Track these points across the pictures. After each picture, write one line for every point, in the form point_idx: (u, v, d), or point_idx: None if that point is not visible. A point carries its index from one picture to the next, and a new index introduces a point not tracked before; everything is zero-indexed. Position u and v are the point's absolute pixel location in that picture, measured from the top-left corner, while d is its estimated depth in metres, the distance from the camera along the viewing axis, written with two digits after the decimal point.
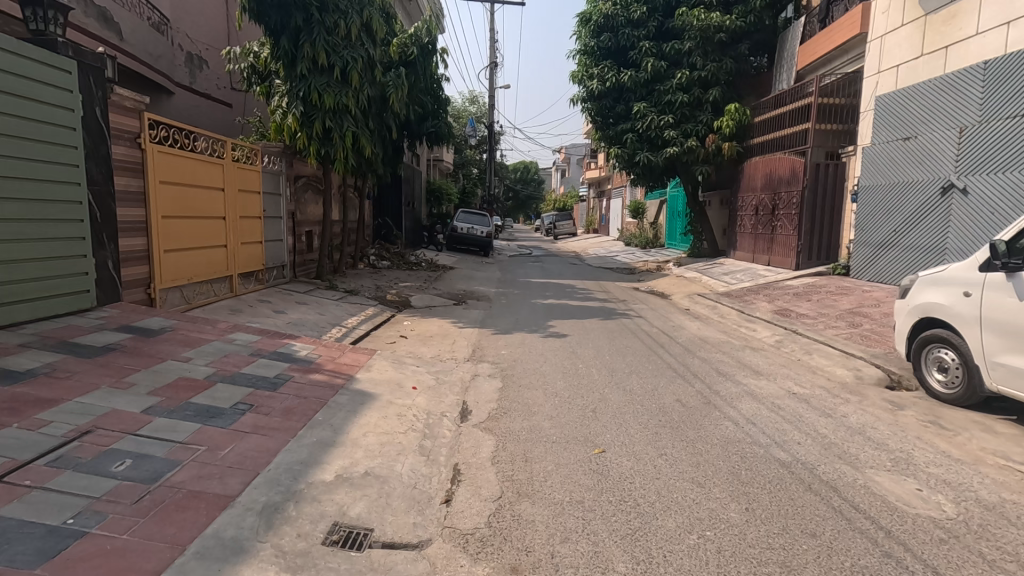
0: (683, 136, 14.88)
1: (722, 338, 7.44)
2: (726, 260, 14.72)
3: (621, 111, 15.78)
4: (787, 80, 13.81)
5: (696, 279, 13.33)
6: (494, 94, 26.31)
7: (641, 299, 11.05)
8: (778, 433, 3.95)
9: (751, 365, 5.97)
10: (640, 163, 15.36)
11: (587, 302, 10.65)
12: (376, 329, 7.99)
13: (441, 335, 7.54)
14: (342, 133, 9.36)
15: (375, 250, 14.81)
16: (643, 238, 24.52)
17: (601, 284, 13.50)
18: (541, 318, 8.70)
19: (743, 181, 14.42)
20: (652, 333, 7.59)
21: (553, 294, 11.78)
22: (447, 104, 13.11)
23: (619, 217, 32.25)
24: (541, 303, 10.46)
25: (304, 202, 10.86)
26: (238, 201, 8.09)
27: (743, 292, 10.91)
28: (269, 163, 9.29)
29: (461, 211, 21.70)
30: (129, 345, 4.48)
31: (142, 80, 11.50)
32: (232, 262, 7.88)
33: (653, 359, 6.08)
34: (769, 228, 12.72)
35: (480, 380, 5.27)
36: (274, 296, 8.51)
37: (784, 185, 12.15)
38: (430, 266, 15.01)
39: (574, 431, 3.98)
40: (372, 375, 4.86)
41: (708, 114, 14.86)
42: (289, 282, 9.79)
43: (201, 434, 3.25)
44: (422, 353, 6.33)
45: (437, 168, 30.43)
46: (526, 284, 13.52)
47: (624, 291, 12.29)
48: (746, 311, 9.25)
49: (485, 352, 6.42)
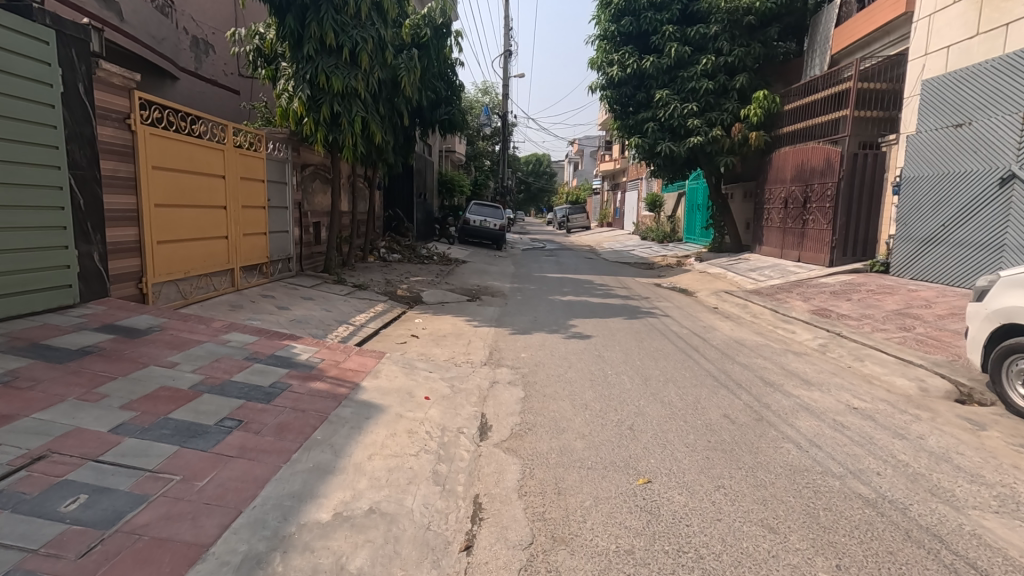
0: (707, 125, 14.19)
1: (759, 340, 6.85)
2: (751, 256, 14.05)
3: (642, 99, 15.11)
4: (820, 65, 13.07)
5: (720, 275, 12.70)
6: (507, 83, 25.68)
7: (664, 296, 10.46)
8: (851, 461, 3.38)
9: (799, 372, 5.39)
10: (661, 153, 14.71)
11: (608, 299, 10.09)
12: (385, 328, 7.48)
13: (454, 335, 7.03)
14: (351, 118, 8.82)
15: (385, 242, 14.32)
16: (660, 231, 23.82)
17: (620, 280, 12.93)
18: (561, 317, 8.15)
19: (770, 172, 13.72)
20: (683, 334, 7.01)
21: (572, 289, 11.23)
22: (460, 91, 12.54)
23: (634, 210, 31.53)
24: (559, 300, 9.91)
25: (311, 192, 10.37)
26: (240, 189, 7.61)
27: (774, 290, 10.27)
28: (274, 150, 8.78)
29: (473, 203, 21.18)
30: (109, 347, 4.00)
31: (145, 64, 11.06)
32: (233, 254, 7.40)
33: (688, 364, 5.51)
34: (800, 222, 12.04)
35: (500, 387, 4.75)
36: (279, 291, 8.03)
37: (817, 176, 11.46)
38: (442, 259, 14.51)
39: (611, 455, 3.43)
40: (380, 383, 4.35)
41: (734, 101, 14.15)
42: (295, 276, 9.32)
43: (176, 461, 2.75)
44: (433, 356, 5.82)
45: (449, 159, 29.92)
46: (541, 279, 12.97)
47: (646, 287, 11.70)
48: (781, 310, 8.63)
49: (503, 354, 5.90)
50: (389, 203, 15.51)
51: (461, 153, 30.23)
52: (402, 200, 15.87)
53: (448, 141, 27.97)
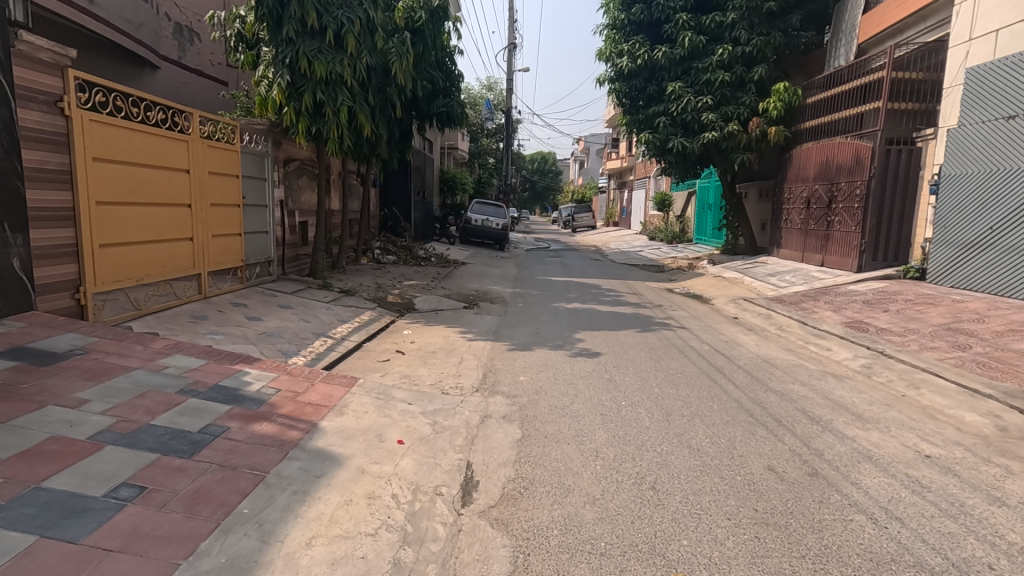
0: (723, 120, 13.34)
1: (792, 359, 6.01)
2: (769, 259, 13.18)
3: (653, 92, 14.28)
4: (845, 55, 12.19)
5: (737, 280, 11.86)
6: (512, 78, 24.83)
7: (677, 304, 9.63)
8: (949, 545, 2.56)
9: (848, 404, 4.56)
10: (673, 149, 13.89)
11: (617, 306, 9.27)
12: (368, 341, 6.69)
13: (445, 350, 6.22)
14: (337, 107, 8.04)
15: (380, 242, 13.53)
16: (669, 232, 22.94)
17: (629, 285, 12.08)
18: (566, 328, 7.32)
19: (790, 170, 12.84)
20: (704, 352, 6.19)
21: (578, 295, 10.40)
22: (459, 81, 11.73)
23: (641, 209, 30.66)
24: (563, 308, 9.09)
25: (296, 189, 9.60)
26: (209, 184, 6.85)
27: (798, 297, 9.42)
28: (252, 143, 8.01)
29: (476, 201, 20.38)
30: (3, 379, 3.22)
31: (121, 51, 10.31)
32: (199, 258, 6.64)
33: (715, 393, 4.69)
34: (824, 224, 11.17)
35: (492, 425, 3.93)
36: (253, 298, 7.25)
37: (844, 174, 10.59)
38: (440, 261, 13.71)
39: (630, 533, 2.62)
40: (343, 423, 3.53)
41: (752, 94, 13.29)
42: (276, 280, 8.54)
43: (27, 563, 1.96)
44: (417, 381, 5.02)
45: (451, 156, 29.13)
46: (545, 283, 12.14)
47: (657, 293, 10.89)
48: (810, 322, 7.79)
49: (498, 378, 5.08)
50: (384, 202, 14.66)
51: (464, 151, 29.45)
52: (399, 198, 15.06)
53: (451, 138, 27.18)
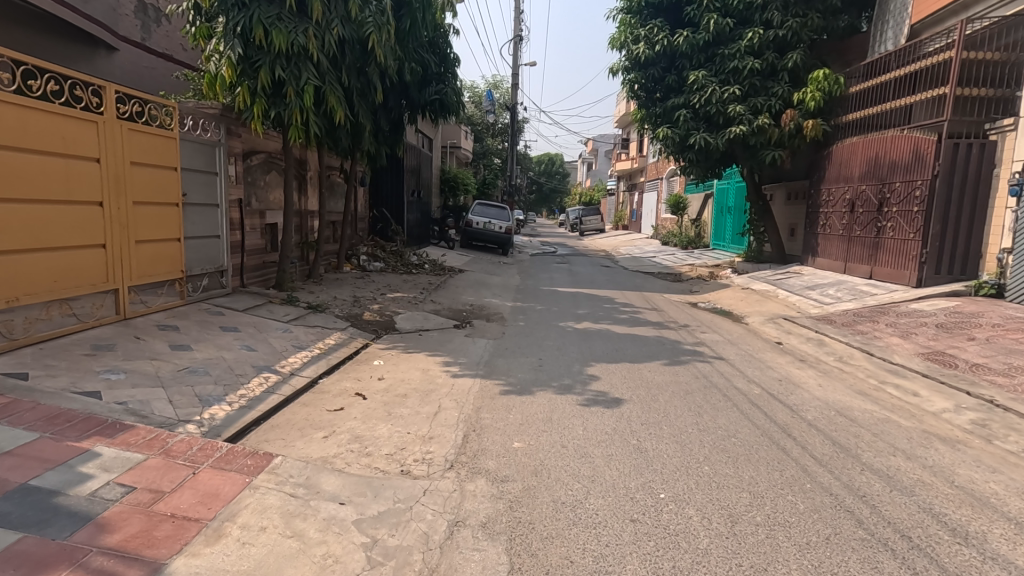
0: (751, 112, 11.97)
1: (873, 410, 4.57)
2: (803, 269, 11.72)
3: (672, 82, 12.93)
4: (894, 39, 10.76)
5: (770, 293, 10.41)
6: (517, 72, 23.49)
7: (706, 323, 8.22)
8: None
9: (989, 497, 3.12)
10: (695, 145, 12.52)
11: (635, 326, 7.84)
12: (325, 376, 5.31)
13: (421, 392, 4.83)
14: (301, 87, 6.68)
15: (368, 247, 12.20)
16: (684, 236, 21.48)
17: (646, 297, 10.66)
18: (576, 357, 5.91)
19: (828, 169, 11.41)
20: (755, 396, 4.78)
21: (588, 310, 8.99)
22: (456, 65, 10.35)
23: (653, 212, 29.21)
24: (572, 327, 7.67)
25: (261, 186, 8.26)
26: (134, 178, 5.52)
27: (850, 317, 7.97)
28: (200, 130, 6.66)
29: (477, 203, 19.04)
30: None
31: (70, 29, 9.05)
32: (116, 269, 5.31)
33: (791, 475, 3.27)
34: (873, 230, 9.71)
35: (462, 545, 2.53)
36: (189, 319, 5.89)
37: (900, 173, 9.14)
38: (434, 268, 12.34)
39: None
40: (208, 564, 2.13)
41: (785, 84, 11.88)
42: (230, 295, 7.18)
43: None
44: (370, 449, 3.61)
45: (454, 156, 27.90)
46: (550, 294, 10.74)
47: (680, 309, 9.47)
48: (875, 351, 6.35)
49: (483, 443, 3.68)
50: (374, 202, 13.29)
51: (468, 150, 28.21)
52: (392, 198, 13.68)
53: (454, 135, 25.87)
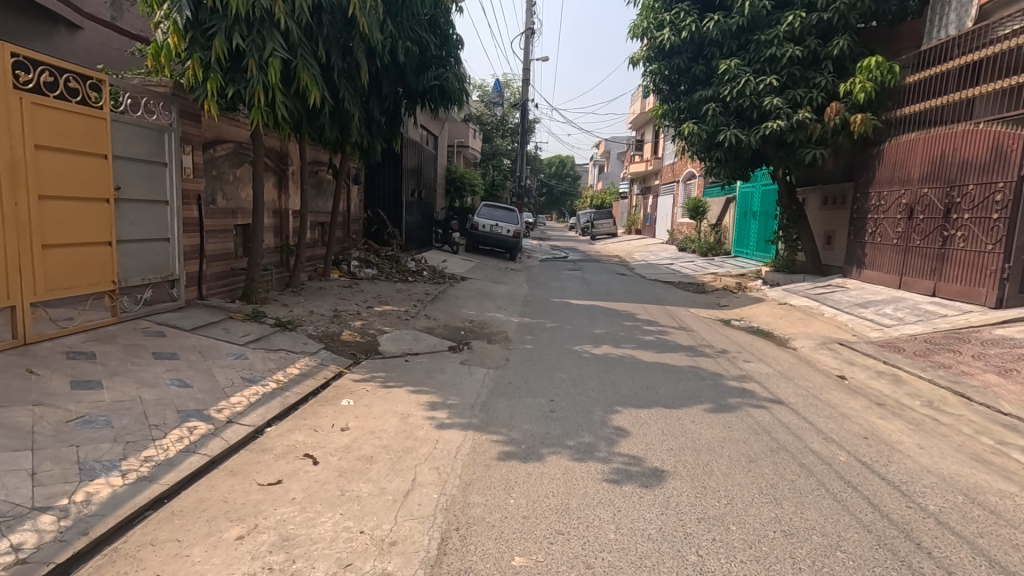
0: (789, 106, 10.70)
1: (1012, 492, 3.31)
2: (847, 283, 10.42)
3: (700, 72, 11.69)
4: (958, 22, 9.46)
5: (813, 310, 9.11)
6: (529, 68, 22.24)
7: (747, 348, 6.97)
8: None
9: None
10: (725, 143, 11.28)
11: (665, 351, 6.60)
12: (274, 425, 4.12)
13: (392, 453, 3.62)
14: (265, 60, 5.50)
15: (361, 251, 11.03)
16: (704, 242, 20.17)
17: (671, 313, 9.39)
18: (597, 399, 4.68)
19: (878, 170, 10.11)
20: (843, 467, 3.53)
21: (607, 329, 7.76)
22: (459, 47, 9.18)
23: (669, 216, 27.87)
24: (589, 352, 6.44)
25: (229, 182, 7.10)
26: (41, 166, 4.39)
27: (921, 344, 6.68)
28: (144, 111, 5.51)
29: (484, 204, 17.84)
30: None
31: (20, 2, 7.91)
32: (11, 280, 4.18)
33: None
34: (938, 240, 8.42)
35: None
36: (115, 343, 4.74)
37: (974, 174, 7.85)
38: (433, 276, 11.16)
39: None
40: None
41: (829, 73, 10.58)
42: (181, 310, 6.02)
43: None
44: (298, 569, 2.40)
45: (463, 156, 26.74)
46: (562, 308, 9.53)
47: (712, 329, 8.20)
48: (972, 393, 5.07)
49: (467, 559, 2.48)
50: (369, 201, 12.12)
51: (476, 150, 27.09)
52: (391, 197, 12.50)
53: (460, 134, 24.79)
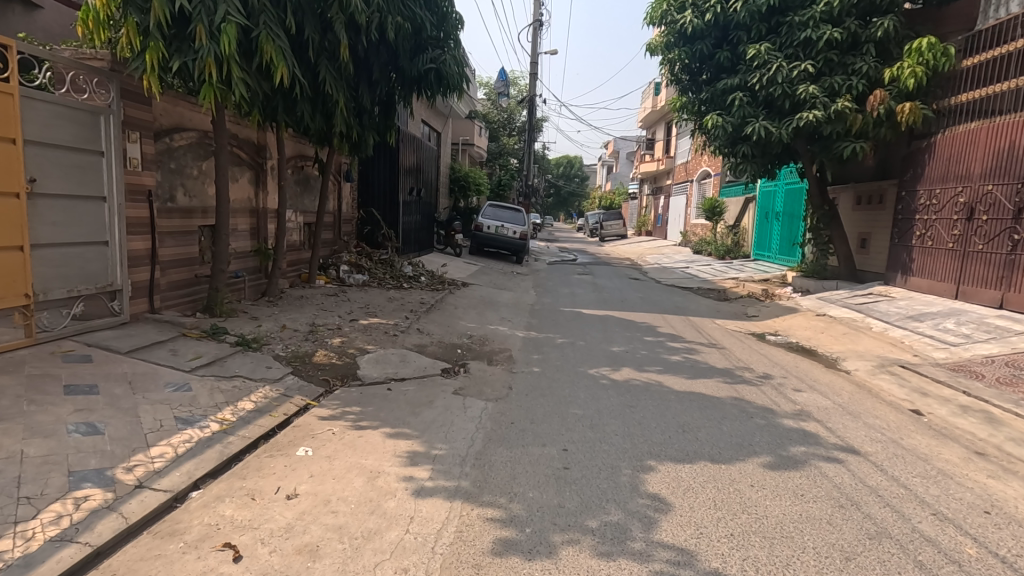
0: (826, 95, 9.66)
1: None
2: (891, 291, 9.33)
3: (725, 58, 10.66)
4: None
5: (859, 324, 8.04)
6: (537, 62, 21.23)
7: (793, 371, 5.93)
8: None
9: None
10: (753, 136, 10.24)
11: (697, 377, 5.55)
12: (201, 489, 3.13)
13: (347, 542, 2.63)
14: (217, 26, 4.52)
15: (352, 254, 10.07)
16: (721, 245, 19.12)
17: (696, 326, 8.35)
18: (623, 450, 3.67)
19: (928, 165, 9.03)
20: (980, 570, 2.50)
21: (625, 346, 6.75)
22: (459, 26, 8.21)
23: (682, 217, 26.84)
24: (607, 377, 5.42)
25: (189, 176, 6.16)
26: None
27: (1002, 369, 5.62)
28: (72, 88, 4.59)
29: (489, 203, 16.88)
30: None
31: None
32: None
33: None
34: (1006, 244, 7.41)
35: None
36: (17, 375, 3.78)
37: None
38: (431, 282, 10.18)
39: None
40: None
41: (870, 58, 9.51)
42: (123, 327, 5.08)
43: None
44: None
45: (468, 155, 25.79)
46: (572, 319, 8.52)
47: (746, 346, 7.15)
48: None
49: None
50: (363, 200, 11.23)
51: (482, 148, 26.14)
52: (386, 195, 11.50)
53: (465, 132, 23.85)
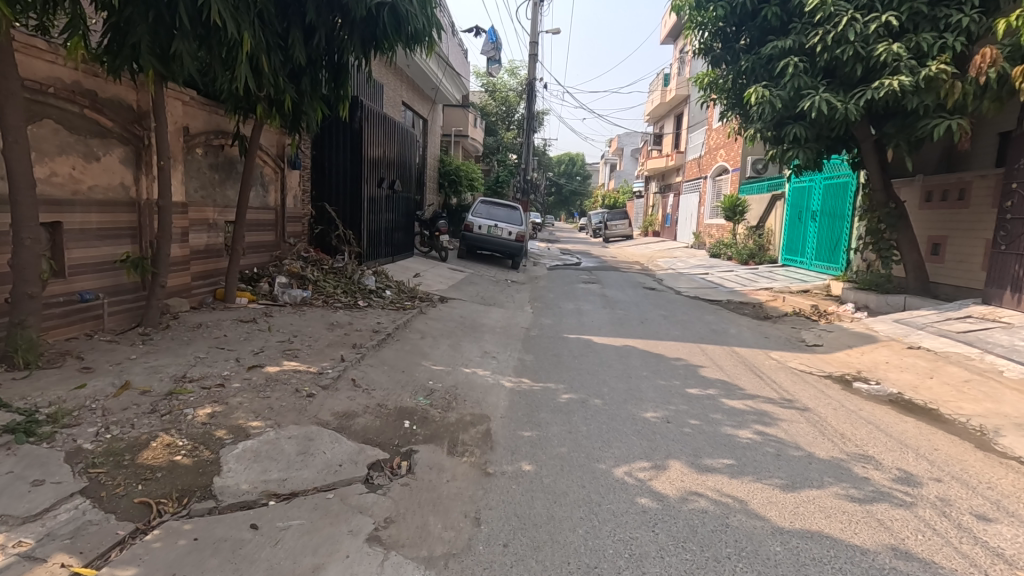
0: (912, 56, 7.39)
1: None
2: (1002, 315, 7.06)
3: (774, 13, 8.39)
4: None
5: (980, 366, 5.77)
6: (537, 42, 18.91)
7: (943, 465, 3.65)
8: None
9: None
10: (811, 112, 7.93)
11: (799, 484, 3.26)
12: None
13: None
14: None
15: (292, 262, 7.82)
16: (744, 249, 16.86)
17: (750, 366, 6.06)
18: None
19: None
20: None
21: (662, 409, 4.47)
22: None
23: (695, 218, 24.59)
24: (647, 489, 3.14)
25: None
26: None
27: None
28: None
29: (480, 200, 14.61)
30: None
31: None
32: None
33: None
34: None
35: None
36: None
37: None
38: (396, 298, 7.90)
39: None
40: None
41: (973, 7, 7.24)
42: None
43: None
44: None
45: (461, 147, 23.51)
46: (580, 353, 6.22)
47: (837, 405, 4.86)
48: None
49: None
50: (317, 194, 9.09)
51: (478, 141, 23.83)
52: (346, 188, 9.27)
53: (458, 122, 21.53)
